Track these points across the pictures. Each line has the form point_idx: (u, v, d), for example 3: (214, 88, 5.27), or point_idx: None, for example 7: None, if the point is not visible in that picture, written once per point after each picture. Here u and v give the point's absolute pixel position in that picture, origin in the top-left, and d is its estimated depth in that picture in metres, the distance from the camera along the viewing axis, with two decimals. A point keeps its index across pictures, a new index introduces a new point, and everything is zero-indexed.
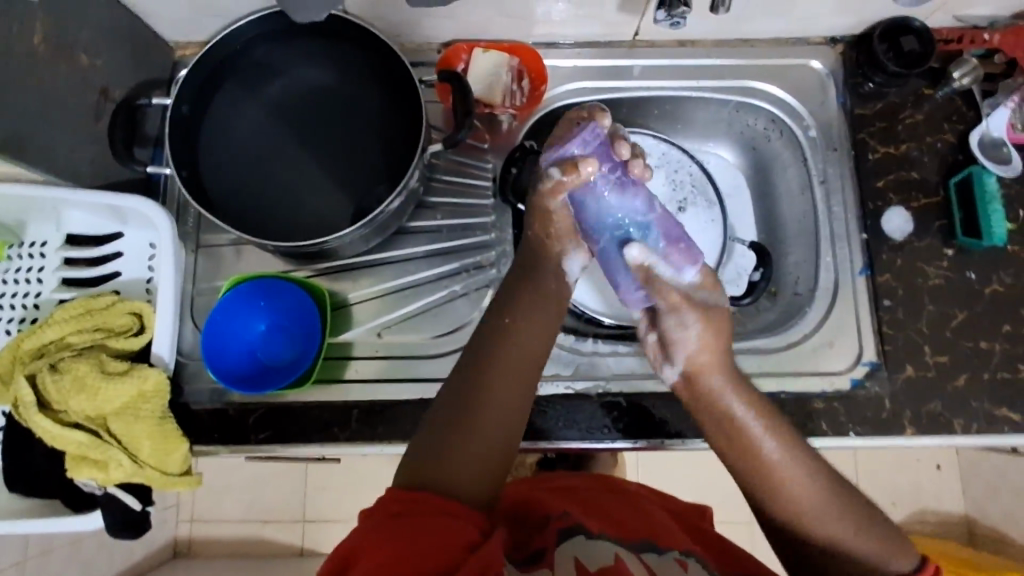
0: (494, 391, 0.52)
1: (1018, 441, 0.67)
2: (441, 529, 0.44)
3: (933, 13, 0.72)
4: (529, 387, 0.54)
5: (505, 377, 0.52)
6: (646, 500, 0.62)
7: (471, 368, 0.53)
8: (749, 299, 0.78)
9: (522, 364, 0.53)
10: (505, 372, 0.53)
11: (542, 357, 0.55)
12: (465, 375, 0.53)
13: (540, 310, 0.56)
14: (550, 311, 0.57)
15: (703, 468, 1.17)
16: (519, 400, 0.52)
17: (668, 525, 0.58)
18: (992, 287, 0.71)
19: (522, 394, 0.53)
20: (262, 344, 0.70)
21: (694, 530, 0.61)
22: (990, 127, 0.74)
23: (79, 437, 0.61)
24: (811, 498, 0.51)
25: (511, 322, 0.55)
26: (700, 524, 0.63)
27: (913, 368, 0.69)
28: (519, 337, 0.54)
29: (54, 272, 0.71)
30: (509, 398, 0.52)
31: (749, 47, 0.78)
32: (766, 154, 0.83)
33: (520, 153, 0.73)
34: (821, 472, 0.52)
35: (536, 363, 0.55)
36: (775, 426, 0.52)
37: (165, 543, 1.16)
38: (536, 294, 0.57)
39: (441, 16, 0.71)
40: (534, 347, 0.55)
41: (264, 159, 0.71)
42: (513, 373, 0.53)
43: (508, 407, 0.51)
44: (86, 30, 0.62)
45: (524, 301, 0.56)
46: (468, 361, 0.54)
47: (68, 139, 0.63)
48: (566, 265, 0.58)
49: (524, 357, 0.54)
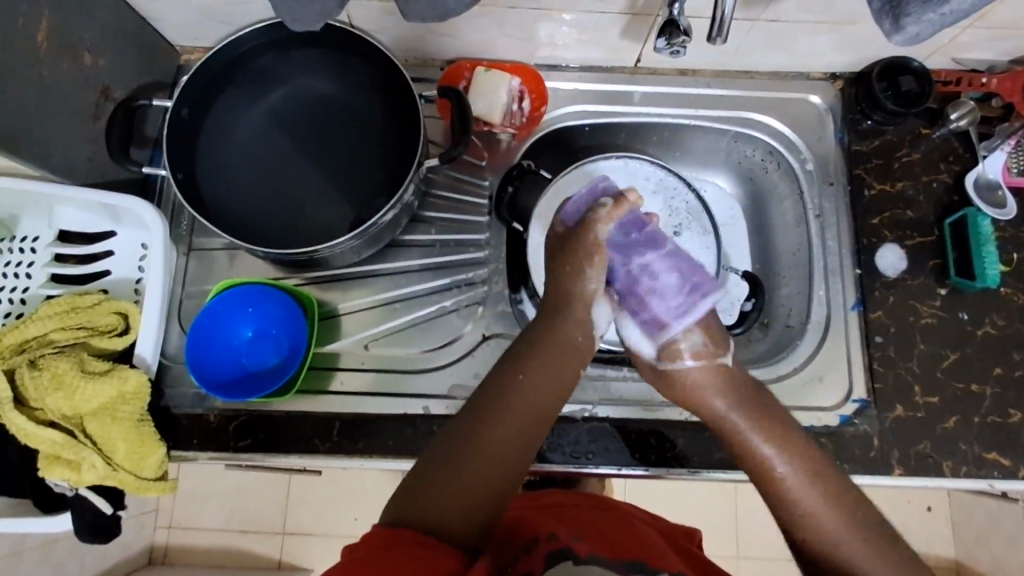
0: (498, 433, 0.52)
1: (1007, 487, 0.66)
2: (424, 562, 0.44)
3: (931, 55, 0.74)
4: (535, 433, 0.54)
5: (511, 421, 0.52)
6: (633, 517, 0.62)
7: (485, 406, 0.53)
8: (739, 329, 0.77)
9: (531, 411, 0.54)
10: (512, 416, 0.53)
11: (551, 408, 0.55)
12: (476, 415, 0.53)
13: (555, 367, 0.56)
14: (564, 352, 0.57)
15: (691, 498, 1.15)
16: (519, 448, 0.52)
17: (655, 545, 0.58)
18: (985, 328, 0.70)
19: (525, 442, 0.53)
20: (248, 351, 0.69)
21: (679, 545, 0.61)
22: (986, 169, 0.74)
23: (54, 436, 0.60)
24: (814, 508, 0.53)
25: (524, 371, 0.55)
26: (688, 546, 0.62)
27: (902, 408, 0.68)
28: (529, 384, 0.55)
29: (43, 268, 0.70)
30: (513, 442, 0.52)
31: (749, 79, 0.79)
32: (762, 185, 0.84)
33: (518, 172, 0.75)
34: (832, 494, 0.53)
35: (546, 413, 0.55)
36: (791, 450, 0.55)
37: (142, 549, 1.14)
38: (555, 352, 0.57)
39: (447, 35, 0.72)
40: (545, 398, 0.55)
41: (265, 165, 0.71)
42: (520, 421, 0.53)
43: (510, 451, 0.52)
44: (90, 30, 0.63)
45: (541, 349, 0.57)
46: (474, 406, 0.54)
47: (65, 136, 0.63)
48: (595, 310, 0.61)
49: (532, 402, 0.54)
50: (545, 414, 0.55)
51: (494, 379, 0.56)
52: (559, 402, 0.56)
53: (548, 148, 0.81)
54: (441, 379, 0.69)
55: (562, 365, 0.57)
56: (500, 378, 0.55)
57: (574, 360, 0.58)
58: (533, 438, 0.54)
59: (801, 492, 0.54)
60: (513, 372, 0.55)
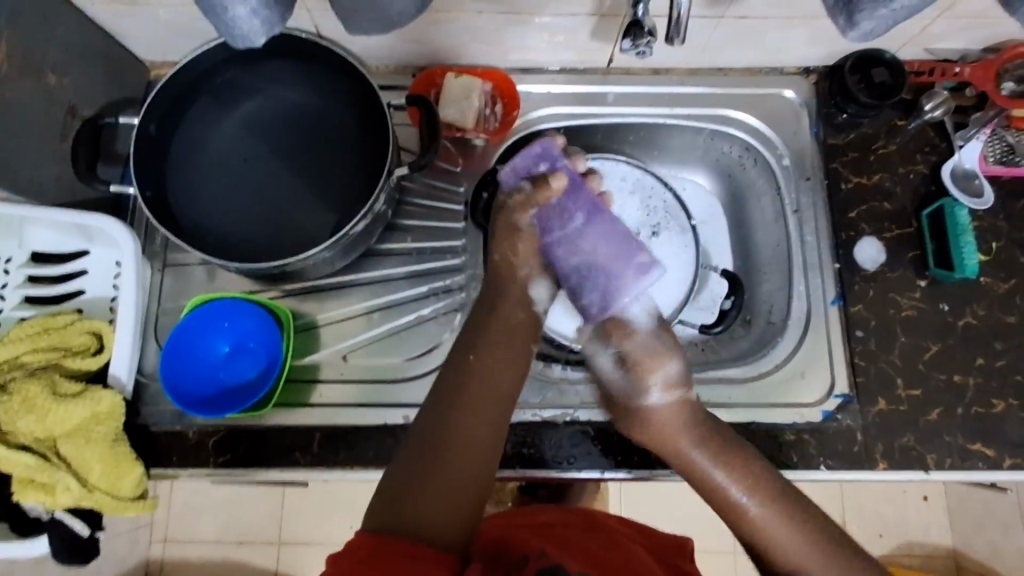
0: (464, 432, 0.52)
1: (992, 478, 0.66)
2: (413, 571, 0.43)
3: (903, 46, 0.73)
4: (501, 424, 0.54)
5: (476, 414, 0.53)
6: (625, 539, 0.61)
7: (447, 398, 0.54)
8: (720, 327, 0.76)
9: (493, 402, 0.54)
10: (477, 405, 0.54)
11: (512, 397, 0.56)
12: (437, 412, 0.53)
13: (507, 354, 0.57)
14: (517, 340, 0.58)
15: (686, 498, 1.15)
16: (487, 439, 0.52)
17: (648, 566, 0.57)
18: (966, 319, 0.70)
19: (493, 435, 0.53)
20: (225, 366, 0.69)
21: (672, 568, 0.60)
22: (962, 159, 0.74)
23: (25, 460, 0.59)
24: (790, 550, 0.52)
25: (477, 358, 0.56)
26: (681, 563, 0.61)
27: (885, 402, 0.68)
28: (486, 375, 0.55)
29: (17, 290, 0.69)
30: (477, 435, 0.52)
31: (723, 76, 0.79)
32: (741, 182, 0.83)
33: (492, 177, 0.73)
34: (801, 523, 0.53)
35: (506, 401, 0.55)
36: (760, 492, 0.54)
37: (137, 564, 1.14)
38: (504, 333, 0.58)
39: (417, 42, 0.72)
40: (503, 385, 0.55)
41: (237, 177, 0.71)
42: (482, 413, 0.53)
43: (477, 441, 0.52)
44: (52, 49, 0.62)
45: (498, 339, 0.58)
46: (435, 402, 0.54)
47: (30, 155, 0.62)
48: (532, 292, 0.61)
49: (492, 392, 0.55)
50: (506, 399, 0.55)
51: (449, 373, 0.56)
52: (519, 382, 0.57)
53: None
54: (422, 388, 0.69)
55: (511, 343, 0.58)
56: (456, 375, 0.55)
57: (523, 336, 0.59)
58: (501, 426, 0.54)
59: (772, 529, 0.53)
60: (468, 363, 0.56)
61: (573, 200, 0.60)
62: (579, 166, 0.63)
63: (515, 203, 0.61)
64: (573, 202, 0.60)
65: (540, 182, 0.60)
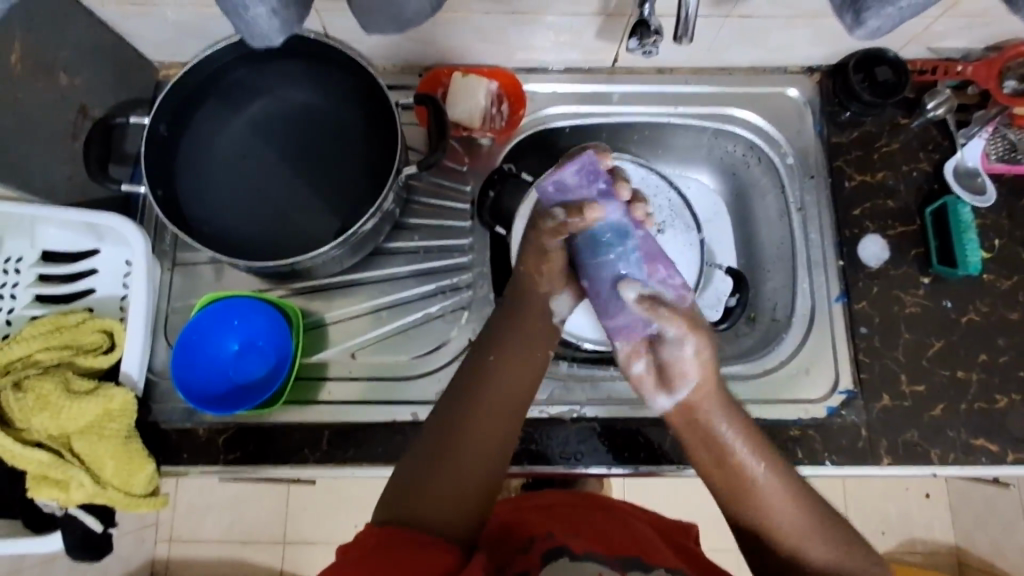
0: (476, 429, 0.51)
1: (995, 472, 0.66)
2: (421, 563, 0.44)
3: (906, 45, 0.74)
4: (516, 422, 0.54)
5: (493, 410, 0.53)
6: (631, 516, 0.62)
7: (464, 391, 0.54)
8: (726, 324, 0.77)
9: (509, 400, 0.54)
10: (493, 402, 0.53)
11: (528, 395, 0.55)
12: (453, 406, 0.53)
13: (524, 354, 0.56)
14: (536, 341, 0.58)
15: (690, 495, 1.15)
16: (500, 437, 0.52)
17: (654, 543, 0.58)
18: (969, 316, 0.71)
19: (507, 434, 0.53)
20: (235, 364, 0.69)
21: (678, 546, 0.60)
22: (965, 156, 0.74)
23: (41, 457, 0.60)
24: (794, 521, 0.51)
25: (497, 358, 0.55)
26: (686, 542, 0.62)
27: (889, 398, 0.68)
28: (503, 372, 0.55)
29: (28, 289, 0.69)
30: (490, 434, 0.52)
31: (727, 75, 0.79)
32: (744, 180, 0.84)
33: (498, 176, 0.76)
34: (801, 492, 0.52)
35: (522, 399, 0.55)
36: (761, 448, 0.53)
37: (143, 562, 1.14)
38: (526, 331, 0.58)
39: (424, 42, 0.73)
40: (520, 384, 0.55)
41: (246, 177, 0.72)
42: (498, 409, 0.53)
43: (490, 439, 0.52)
44: (64, 50, 0.63)
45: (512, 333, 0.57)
46: (452, 396, 0.54)
47: (43, 156, 0.63)
48: (554, 306, 0.60)
49: (509, 393, 0.54)
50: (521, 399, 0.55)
51: (468, 371, 0.55)
52: (535, 378, 0.57)
53: (531, 150, 0.81)
54: (429, 385, 0.70)
55: (530, 347, 0.57)
56: (471, 373, 0.55)
57: (539, 337, 0.58)
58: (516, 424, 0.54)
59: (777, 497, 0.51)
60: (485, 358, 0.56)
61: (607, 233, 0.55)
62: (623, 192, 0.56)
63: (546, 226, 0.56)
64: (607, 232, 0.55)
65: (574, 210, 0.55)
